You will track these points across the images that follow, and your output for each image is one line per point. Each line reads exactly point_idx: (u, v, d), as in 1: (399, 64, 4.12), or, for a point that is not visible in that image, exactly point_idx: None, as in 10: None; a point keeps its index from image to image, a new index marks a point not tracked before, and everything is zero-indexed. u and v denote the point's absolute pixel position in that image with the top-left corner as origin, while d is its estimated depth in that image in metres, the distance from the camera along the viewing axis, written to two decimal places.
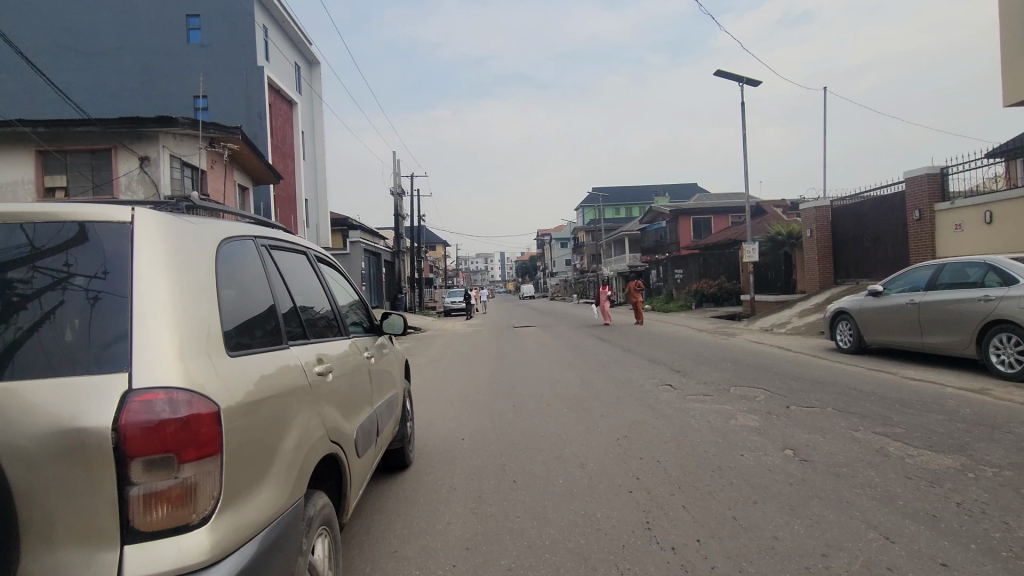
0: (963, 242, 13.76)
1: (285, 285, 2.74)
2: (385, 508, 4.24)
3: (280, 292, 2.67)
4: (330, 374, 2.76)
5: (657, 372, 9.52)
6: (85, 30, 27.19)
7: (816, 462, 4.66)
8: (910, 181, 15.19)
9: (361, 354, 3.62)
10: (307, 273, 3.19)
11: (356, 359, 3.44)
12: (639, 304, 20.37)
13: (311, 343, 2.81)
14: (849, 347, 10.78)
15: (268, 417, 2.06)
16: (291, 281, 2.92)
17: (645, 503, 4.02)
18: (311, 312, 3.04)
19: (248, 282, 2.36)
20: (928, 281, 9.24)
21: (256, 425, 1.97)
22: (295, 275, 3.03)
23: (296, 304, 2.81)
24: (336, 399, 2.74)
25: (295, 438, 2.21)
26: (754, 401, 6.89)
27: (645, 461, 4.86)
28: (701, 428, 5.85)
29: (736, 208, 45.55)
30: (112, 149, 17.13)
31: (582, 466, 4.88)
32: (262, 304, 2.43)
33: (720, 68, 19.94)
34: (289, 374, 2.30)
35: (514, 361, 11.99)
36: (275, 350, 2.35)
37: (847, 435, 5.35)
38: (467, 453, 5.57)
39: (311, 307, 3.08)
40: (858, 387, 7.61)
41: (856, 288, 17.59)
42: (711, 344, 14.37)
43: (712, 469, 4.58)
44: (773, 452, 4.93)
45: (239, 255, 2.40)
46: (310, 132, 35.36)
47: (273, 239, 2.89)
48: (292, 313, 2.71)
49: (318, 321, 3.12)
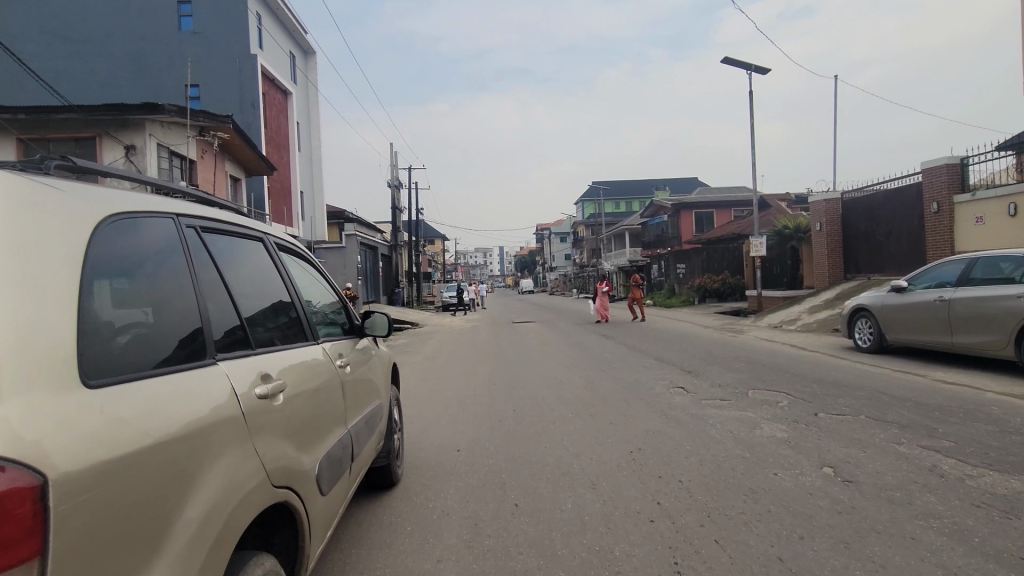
0: (984, 236, 13.16)
1: (215, 280, 2.18)
2: (366, 539, 3.64)
3: (206, 288, 2.10)
4: (280, 397, 2.16)
5: (667, 373, 8.92)
6: (73, 16, 26.50)
7: (862, 483, 4.07)
8: (927, 172, 14.59)
9: (336, 363, 3.01)
10: (258, 263, 2.62)
11: (328, 370, 2.84)
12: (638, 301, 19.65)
13: (255, 355, 2.22)
14: (869, 346, 10.19)
15: (149, 482, 1.48)
16: (232, 275, 2.35)
17: (670, 537, 3.42)
18: (261, 314, 2.46)
19: (138, 278, 1.80)
20: (958, 277, 8.66)
21: (119, 501, 1.40)
22: (241, 266, 2.45)
23: (233, 303, 2.24)
24: (288, 430, 2.14)
25: (204, 503, 1.63)
26: (777, 407, 6.30)
27: (665, 482, 4.26)
28: (723, 438, 5.26)
29: (739, 202, 44.89)
30: (96, 137, 16.45)
31: (593, 487, 4.27)
32: (165, 307, 1.87)
33: (727, 56, 19.34)
34: (196, 405, 1.72)
35: (514, 359, 11.39)
36: (182, 371, 1.78)
37: (891, 450, 4.75)
38: (462, 467, 4.97)
39: (262, 308, 2.50)
40: (888, 390, 7.02)
41: (868, 283, 16.99)
42: (719, 341, 13.79)
43: (743, 492, 3.98)
44: (811, 471, 4.34)
45: (136, 243, 1.83)
46: (306, 123, 34.66)
47: (207, 221, 2.31)
48: (222, 316, 2.14)
49: (272, 324, 2.54)
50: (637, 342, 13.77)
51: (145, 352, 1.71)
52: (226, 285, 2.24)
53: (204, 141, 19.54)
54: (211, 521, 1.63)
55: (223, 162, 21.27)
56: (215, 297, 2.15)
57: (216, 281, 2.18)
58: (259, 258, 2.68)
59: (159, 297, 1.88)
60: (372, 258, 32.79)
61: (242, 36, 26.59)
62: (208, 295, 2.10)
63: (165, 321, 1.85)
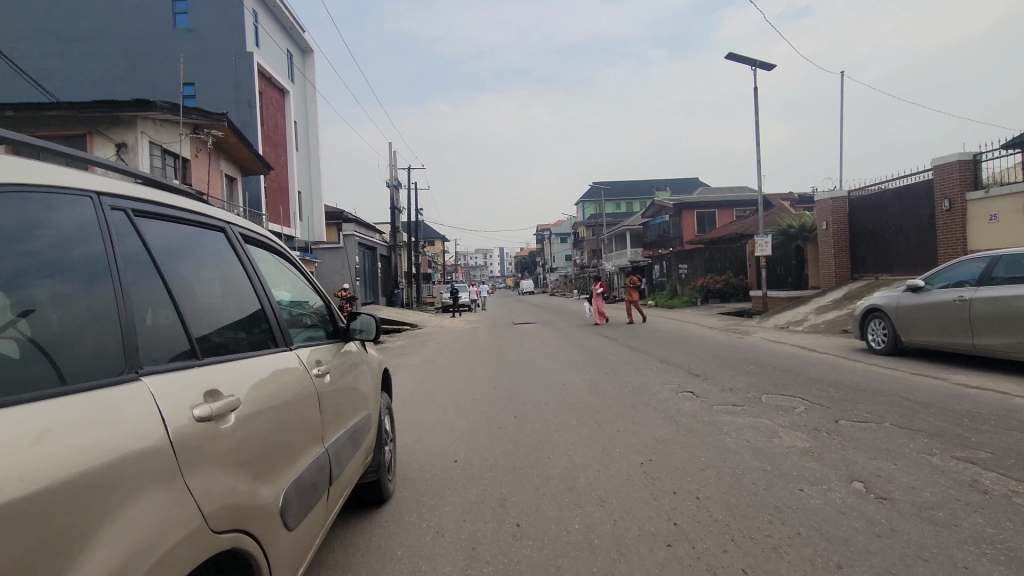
0: (997, 234, 12.80)
1: (144, 272, 1.89)
2: (352, 565, 3.27)
3: (131, 284, 1.81)
4: (227, 417, 1.83)
5: (674, 376, 8.57)
6: (67, 13, 26.19)
7: (899, 501, 3.70)
8: (938, 169, 14.23)
9: (314, 372, 2.67)
10: (213, 258, 2.34)
11: (302, 380, 2.49)
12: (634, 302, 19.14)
13: (198, 365, 1.91)
14: (883, 348, 9.83)
15: (21, 533, 1.16)
16: (174, 269, 2.06)
17: (692, 565, 3.05)
18: (208, 315, 2.15)
19: (16, 270, 1.50)
20: (979, 276, 8.32)
21: None
22: (188, 261, 2.16)
23: (168, 302, 1.96)
24: (236, 454, 1.81)
25: (106, 551, 1.30)
26: (795, 414, 5.93)
27: (681, 498, 3.89)
28: (740, 448, 4.90)
29: (742, 202, 44.50)
30: (86, 135, 16.11)
31: (602, 504, 3.90)
32: (58, 306, 1.58)
33: (731, 51, 19.03)
34: (97, 431, 1.39)
35: (514, 362, 11.03)
36: (78, 390, 1.47)
37: (925, 462, 4.38)
38: (460, 481, 4.59)
39: (212, 308, 2.20)
40: (909, 395, 6.66)
41: (876, 283, 16.63)
42: (725, 343, 13.45)
43: (767, 510, 3.61)
44: (840, 486, 3.98)
45: (25, 227, 1.53)
46: (303, 123, 34.32)
47: (145, 206, 2.03)
48: (152, 317, 1.85)
49: (226, 329, 2.23)
50: (641, 344, 13.42)
51: (21, 361, 1.42)
52: (161, 279, 1.96)
53: (198, 139, 19.22)
54: (126, 572, 1.33)
55: (218, 161, 20.95)
56: (150, 295, 1.89)
57: (151, 277, 1.91)
58: (217, 253, 2.40)
59: (63, 297, 1.59)
60: (370, 258, 32.43)
61: (239, 34, 26.27)
62: (139, 294, 1.83)
63: (58, 327, 1.56)
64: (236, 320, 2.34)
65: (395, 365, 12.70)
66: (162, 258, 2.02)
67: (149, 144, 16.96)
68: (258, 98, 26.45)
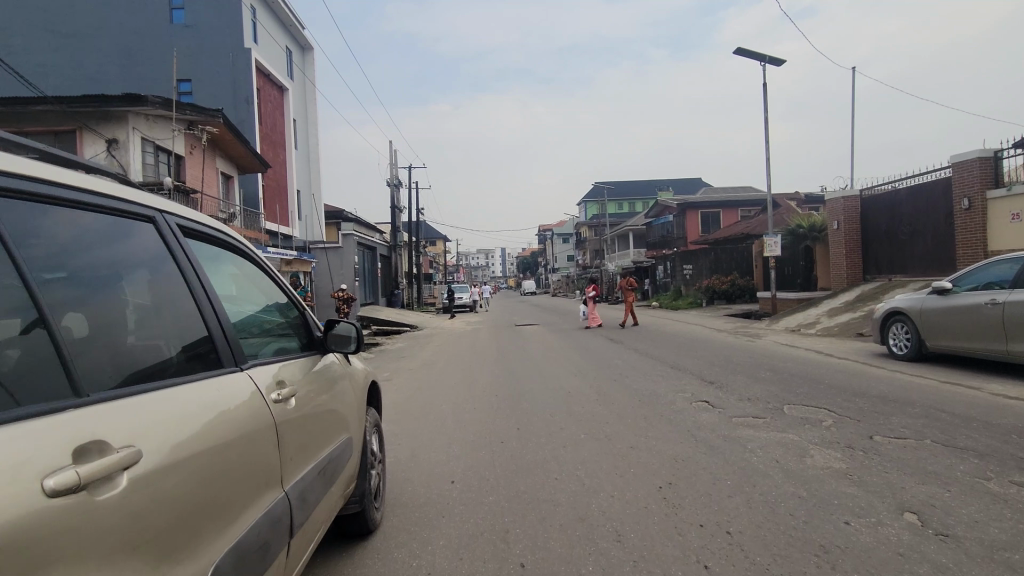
0: (1020, 233, 12.28)
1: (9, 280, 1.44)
2: None
3: None
4: (109, 483, 1.38)
5: (686, 384, 8.06)
6: (62, 9, 25.79)
7: (961, 538, 3.21)
8: (957, 166, 13.69)
9: (270, 400, 2.20)
10: (143, 262, 1.93)
11: (249, 412, 2.02)
12: (632, 304, 18.57)
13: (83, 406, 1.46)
14: (906, 353, 9.32)
15: None
16: (59, 279, 1.61)
17: None
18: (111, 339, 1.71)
19: None
20: (1013, 278, 7.81)
21: None
22: (87, 269, 1.71)
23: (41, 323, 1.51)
24: (117, 534, 1.37)
25: None
26: (824, 428, 5.44)
27: (708, 533, 3.41)
28: (769, 468, 4.41)
29: (747, 202, 43.87)
30: (76, 130, 15.64)
31: (618, 540, 3.40)
32: None
33: (739, 47, 18.58)
34: None
35: (516, 367, 10.53)
36: None
37: (981, 488, 3.88)
38: (458, 506, 4.10)
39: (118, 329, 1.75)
40: (945, 405, 6.16)
41: (891, 285, 16.10)
42: (736, 346, 12.95)
43: (811, 551, 3.12)
44: (889, 518, 3.48)
45: None
46: (303, 121, 33.88)
47: (32, 192, 1.57)
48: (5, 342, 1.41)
49: (140, 354, 1.78)
50: (649, 347, 12.93)
51: None
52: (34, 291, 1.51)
53: (192, 136, 18.78)
54: None
55: (214, 159, 20.52)
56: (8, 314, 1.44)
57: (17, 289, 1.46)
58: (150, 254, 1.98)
59: None
60: (370, 258, 31.93)
61: (236, 29, 25.84)
62: None
63: None
64: (164, 338, 1.90)
65: (392, 369, 12.20)
66: (71, 257, 1.66)
67: (141, 140, 16.51)
68: (255, 94, 26.00)
